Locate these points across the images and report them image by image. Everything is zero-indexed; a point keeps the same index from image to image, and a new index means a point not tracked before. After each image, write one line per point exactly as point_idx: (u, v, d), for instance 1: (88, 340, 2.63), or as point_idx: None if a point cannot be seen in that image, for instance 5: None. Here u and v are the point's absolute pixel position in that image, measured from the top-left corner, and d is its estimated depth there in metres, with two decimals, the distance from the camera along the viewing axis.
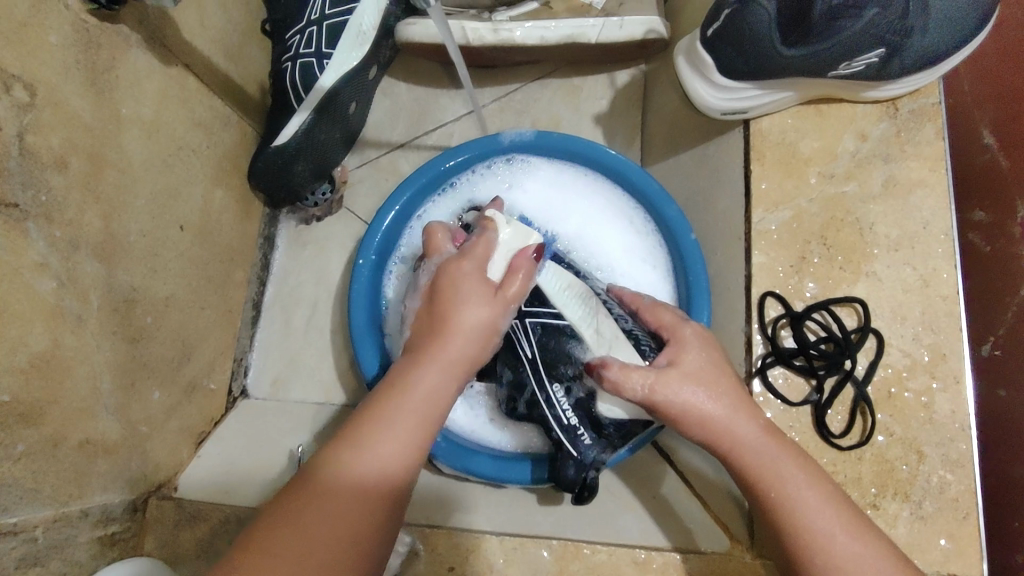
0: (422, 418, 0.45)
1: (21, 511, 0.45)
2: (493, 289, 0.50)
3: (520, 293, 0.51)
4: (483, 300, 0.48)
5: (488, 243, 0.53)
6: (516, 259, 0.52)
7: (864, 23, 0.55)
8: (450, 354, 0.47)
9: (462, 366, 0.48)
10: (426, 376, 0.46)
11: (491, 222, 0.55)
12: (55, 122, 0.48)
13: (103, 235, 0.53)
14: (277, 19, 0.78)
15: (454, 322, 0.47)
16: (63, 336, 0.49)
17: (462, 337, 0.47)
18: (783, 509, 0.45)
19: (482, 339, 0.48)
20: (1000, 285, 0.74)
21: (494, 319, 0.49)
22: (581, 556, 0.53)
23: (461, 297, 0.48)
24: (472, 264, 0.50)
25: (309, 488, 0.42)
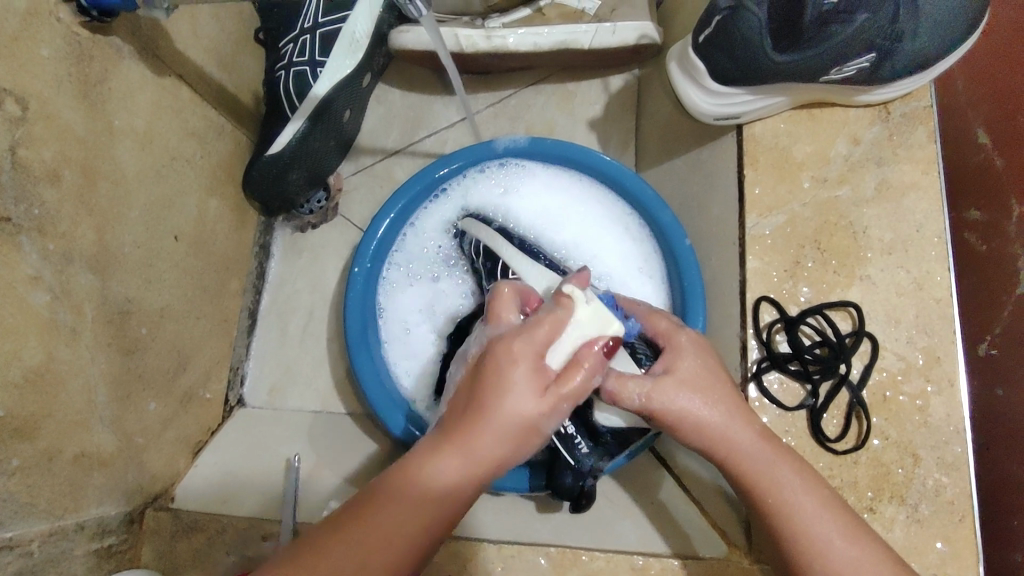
0: (433, 509, 0.41)
1: (16, 526, 0.45)
2: (545, 385, 0.41)
3: (578, 391, 0.42)
4: (527, 395, 0.41)
5: (557, 326, 0.43)
6: (582, 354, 0.42)
7: (854, 29, 0.55)
8: (481, 450, 0.41)
9: (492, 461, 0.41)
10: (452, 462, 0.41)
11: (566, 300, 0.44)
12: (47, 135, 0.48)
13: (97, 247, 0.53)
14: (270, 28, 0.78)
15: (495, 416, 0.40)
16: (57, 349, 0.49)
17: (494, 432, 0.41)
18: (781, 515, 0.45)
19: (516, 441, 0.41)
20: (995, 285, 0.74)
21: (540, 417, 0.41)
22: (578, 563, 0.53)
23: (505, 387, 0.41)
24: (529, 350, 0.41)
25: (342, 535, 0.39)
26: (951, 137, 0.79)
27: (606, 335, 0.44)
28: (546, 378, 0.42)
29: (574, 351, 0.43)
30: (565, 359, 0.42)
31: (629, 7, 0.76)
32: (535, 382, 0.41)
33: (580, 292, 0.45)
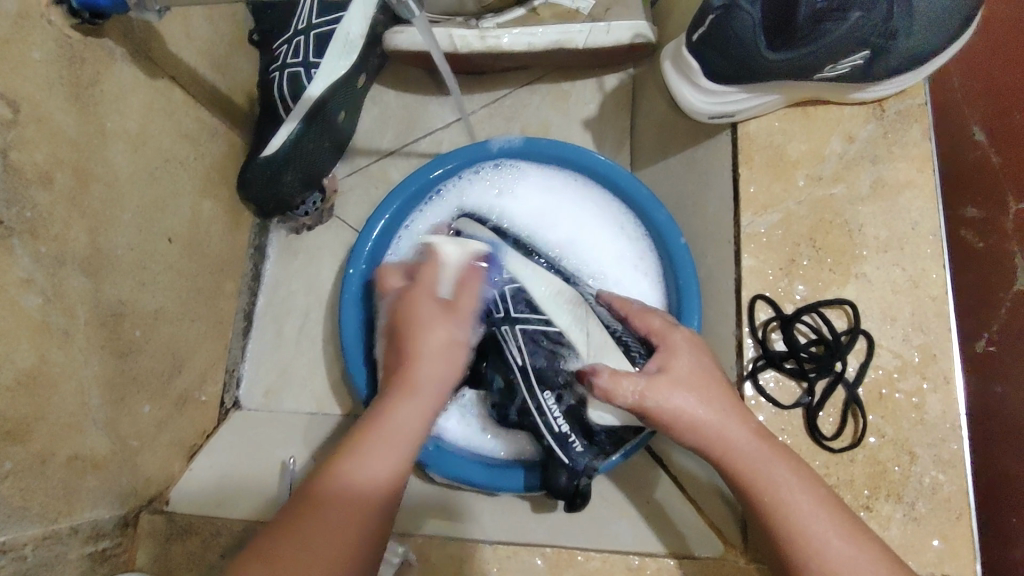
0: (403, 445, 0.45)
1: (9, 530, 0.45)
2: (447, 305, 0.51)
3: (472, 302, 0.54)
4: (446, 319, 0.50)
5: (433, 268, 0.55)
6: (465, 274, 0.56)
7: (849, 27, 0.55)
8: (420, 382, 0.47)
9: (435, 393, 0.47)
10: (398, 406, 0.46)
11: (435, 250, 0.57)
12: (39, 138, 0.47)
13: (90, 249, 0.53)
14: (264, 30, 0.78)
15: (419, 352, 0.48)
16: (50, 352, 0.48)
17: (428, 363, 0.48)
18: (778, 514, 0.44)
19: (450, 359, 0.49)
20: (993, 281, 0.74)
21: (455, 334, 0.50)
22: (573, 563, 0.53)
23: (419, 323, 0.49)
24: (422, 290, 0.52)
25: (305, 514, 0.42)
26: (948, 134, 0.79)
27: (468, 259, 0.58)
28: (447, 304, 0.52)
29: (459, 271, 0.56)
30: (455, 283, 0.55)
31: (623, 7, 0.76)
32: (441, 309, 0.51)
33: (439, 244, 0.59)
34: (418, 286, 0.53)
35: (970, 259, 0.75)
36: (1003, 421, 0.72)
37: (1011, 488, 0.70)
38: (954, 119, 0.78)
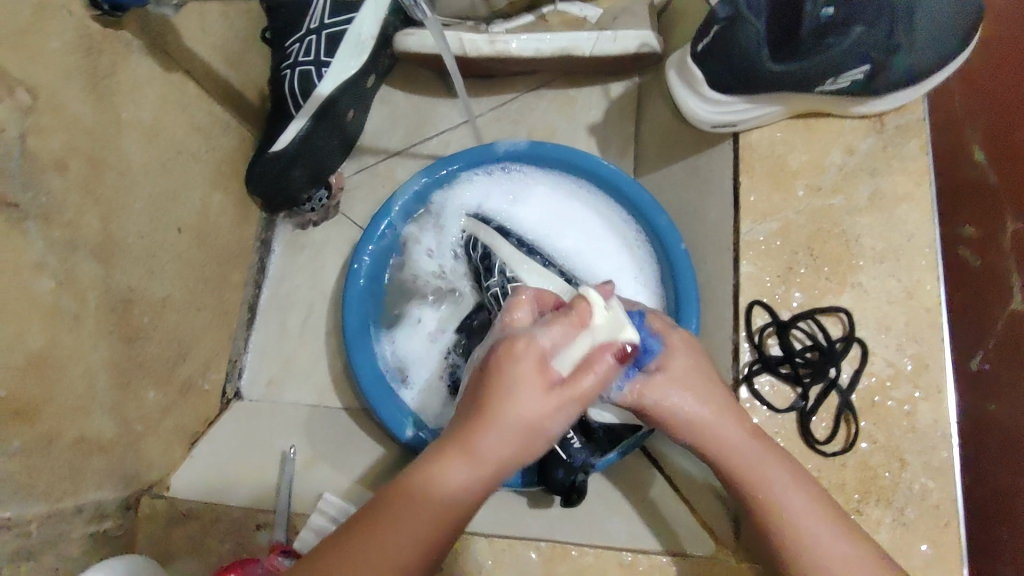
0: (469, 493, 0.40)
1: (14, 506, 0.46)
2: (554, 385, 0.40)
3: (587, 394, 0.40)
4: (541, 403, 0.39)
5: (571, 320, 0.41)
6: (596, 354, 0.41)
7: (850, 42, 0.56)
8: (485, 456, 0.39)
9: (500, 465, 0.40)
10: (457, 471, 0.40)
11: (580, 301, 0.42)
12: (54, 126, 0.48)
13: (102, 235, 0.53)
14: (276, 27, 0.77)
15: (504, 421, 0.39)
16: (59, 335, 0.49)
17: (500, 441, 0.39)
18: (769, 512, 0.45)
19: (525, 446, 0.40)
20: (991, 295, 0.73)
21: (544, 421, 0.39)
22: (567, 558, 0.56)
23: (511, 390, 0.39)
24: (532, 344, 0.40)
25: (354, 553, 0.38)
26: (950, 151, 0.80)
27: (619, 342, 0.41)
28: (552, 381, 0.40)
29: (593, 349, 0.41)
30: (580, 360, 0.41)
31: (630, 16, 0.78)
32: (539, 385, 0.39)
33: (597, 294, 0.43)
34: (534, 343, 0.40)
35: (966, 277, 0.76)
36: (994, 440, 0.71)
37: (1005, 502, 0.68)
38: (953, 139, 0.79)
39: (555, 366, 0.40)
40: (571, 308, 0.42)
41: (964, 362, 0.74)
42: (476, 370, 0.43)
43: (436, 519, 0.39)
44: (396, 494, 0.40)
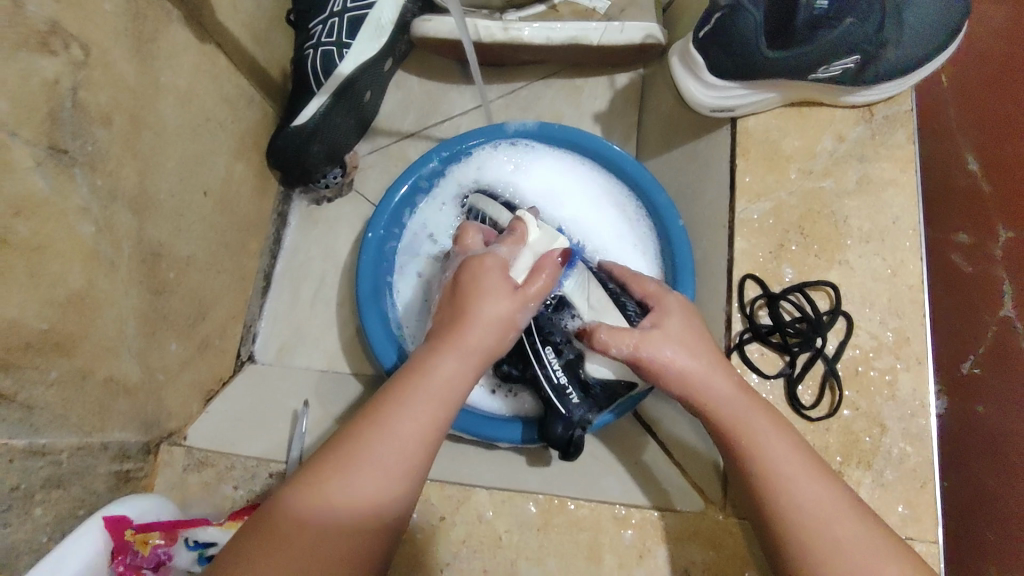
0: (440, 400, 0.47)
1: (51, 434, 0.49)
2: (515, 285, 0.51)
3: (542, 292, 0.53)
4: (510, 293, 0.51)
5: (516, 241, 0.57)
6: (541, 261, 0.54)
7: (841, 32, 0.60)
8: (469, 346, 0.49)
9: (483, 354, 0.50)
10: (441, 368, 0.48)
11: (521, 223, 0.59)
12: (103, 81, 0.52)
13: (137, 189, 0.57)
14: (301, 11, 0.82)
15: (479, 314, 0.49)
16: (97, 278, 0.53)
17: (481, 330, 0.49)
18: (754, 457, 0.48)
19: (500, 333, 0.50)
20: (980, 303, 0.78)
21: (514, 314, 0.51)
22: (564, 511, 0.59)
23: (485, 292, 0.50)
24: (494, 259, 0.53)
25: (368, 431, 0.45)
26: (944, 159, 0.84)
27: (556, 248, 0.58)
28: (514, 283, 0.52)
29: (535, 261, 0.56)
30: (527, 269, 0.55)
31: (637, 9, 0.82)
32: (505, 286, 0.51)
33: (531, 220, 0.61)
34: (492, 257, 0.53)
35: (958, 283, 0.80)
36: (979, 438, 0.75)
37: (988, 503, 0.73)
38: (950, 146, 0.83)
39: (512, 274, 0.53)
40: (513, 234, 0.58)
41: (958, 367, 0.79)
42: (448, 290, 0.54)
43: (437, 400, 0.47)
44: (390, 392, 0.47)
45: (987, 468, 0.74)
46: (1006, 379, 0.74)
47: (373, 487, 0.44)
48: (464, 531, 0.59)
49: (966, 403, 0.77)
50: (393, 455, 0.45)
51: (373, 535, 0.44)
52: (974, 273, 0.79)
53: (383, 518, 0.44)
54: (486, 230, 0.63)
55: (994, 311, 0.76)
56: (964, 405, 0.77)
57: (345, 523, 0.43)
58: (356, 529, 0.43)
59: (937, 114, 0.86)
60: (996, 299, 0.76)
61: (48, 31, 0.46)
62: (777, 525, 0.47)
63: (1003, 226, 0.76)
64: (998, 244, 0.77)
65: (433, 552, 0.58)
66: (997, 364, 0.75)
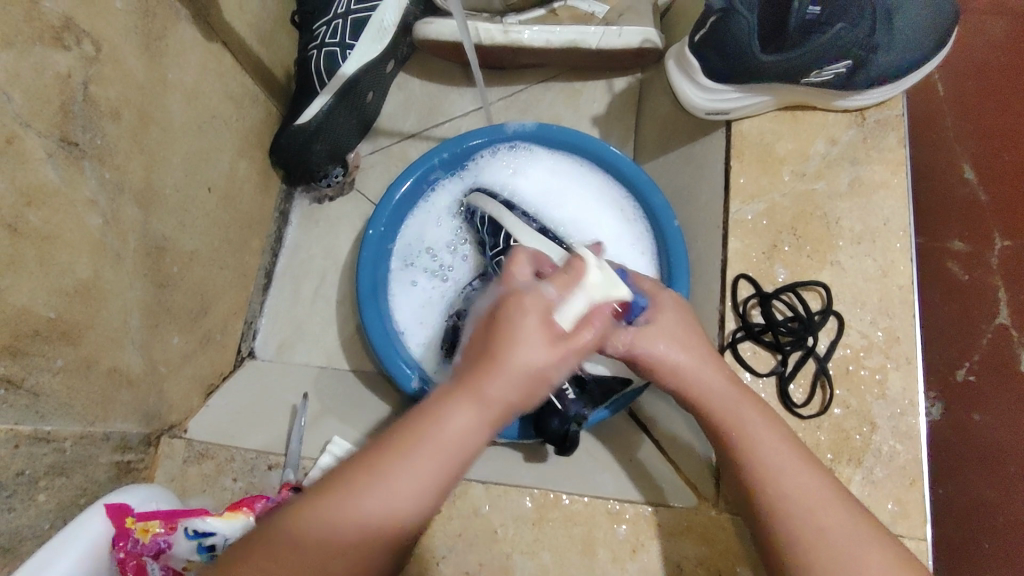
0: (449, 455, 0.42)
1: (55, 421, 0.50)
2: (556, 335, 0.43)
3: (584, 348, 0.45)
4: (546, 343, 0.43)
5: (567, 283, 0.46)
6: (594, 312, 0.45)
7: (832, 37, 0.62)
8: (487, 398, 0.42)
9: (506, 408, 0.43)
10: (453, 417, 0.42)
11: (579, 262, 0.47)
12: (114, 77, 0.53)
13: (143, 184, 0.58)
14: (305, 12, 0.83)
15: (506, 362, 0.42)
16: (103, 269, 0.54)
17: (503, 379, 0.42)
18: (744, 447, 0.49)
19: (526, 387, 0.43)
20: (977, 312, 0.80)
21: (547, 369, 0.43)
22: (559, 505, 0.60)
23: (517, 338, 0.43)
24: (538, 298, 0.44)
25: (382, 456, 0.42)
26: (943, 169, 0.86)
27: (612, 299, 0.47)
28: (556, 335, 0.44)
29: (588, 309, 0.45)
30: (578, 315, 0.45)
31: (635, 14, 0.83)
32: (545, 336, 0.43)
33: (593, 258, 0.49)
34: (535, 298, 0.44)
35: (955, 290, 0.83)
36: (974, 448, 0.79)
37: (982, 508, 0.77)
38: (947, 154, 0.86)
39: (557, 319, 0.44)
40: (568, 270, 0.47)
41: (952, 373, 0.80)
42: (482, 325, 0.47)
43: (451, 450, 0.42)
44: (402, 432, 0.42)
45: (981, 474, 0.78)
46: (1002, 391, 0.77)
47: (382, 511, 0.41)
48: (461, 524, 0.60)
49: (961, 410, 0.79)
50: (406, 482, 0.41)
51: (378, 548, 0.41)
52: (974, 283, 0.81)
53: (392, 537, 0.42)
54: (540, 257, 0.54)
55: (993, 321, 0.79)
56: (958, 411, 0.80)
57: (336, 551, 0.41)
58: (361, 543, 0.41)
59: (929, 124, 0.88)
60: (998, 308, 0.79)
61: (61, 27, 0.48)
62: (765, 514, 0.48)
63: (1000, 235, 0.80)
64: (997, 255, 0.80)
65: (429, 543, 0.59)
66: (992, 372, 0.79)
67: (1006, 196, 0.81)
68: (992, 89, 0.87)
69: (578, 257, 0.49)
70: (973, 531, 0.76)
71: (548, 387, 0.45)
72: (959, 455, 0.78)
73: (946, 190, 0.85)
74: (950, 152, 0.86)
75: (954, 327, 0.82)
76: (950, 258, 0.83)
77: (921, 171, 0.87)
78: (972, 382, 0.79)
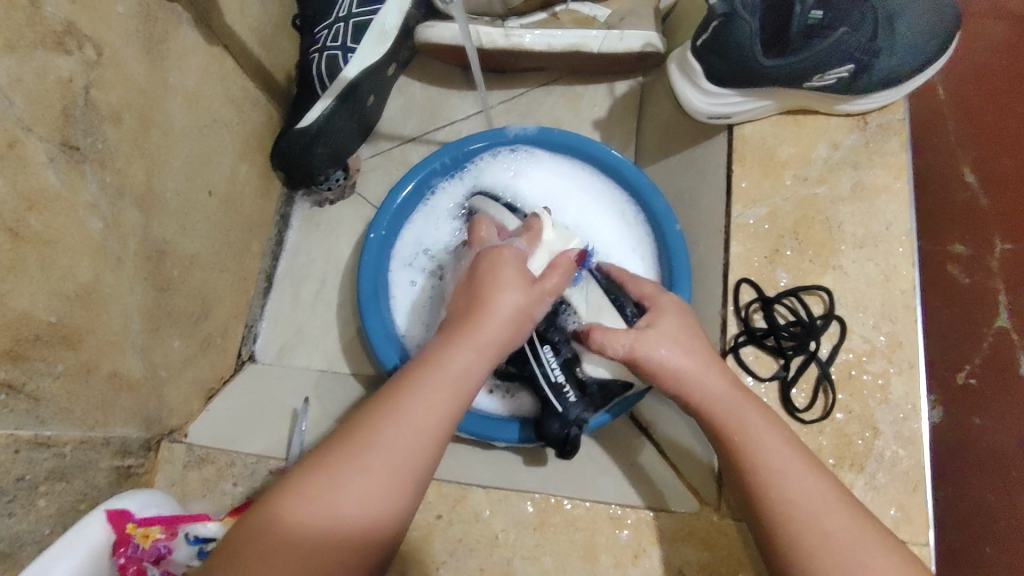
0: (450, 394, 0.46)
1: (55, 426, 0.50)
2: (530, 280, 0.52)
3: (555, 290, 0.54)
4: (526, 283, 0.51)
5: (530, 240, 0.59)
6: (558, 259, 0.56)
7: (834, 41, 0.62)
8: (482, 335, 0.48)
9: (496, 346, 0.49)
10: (454, 355, 0.47)
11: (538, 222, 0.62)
12: (115, 80, 0.53)
13: (144, 188, 0.58)
14: (306, 15, 0.83)
15: (494, 302, 0.49)
16: (104, 273, 0.53)
17: (495, 318, 0.49)
18: (746, 451, 0.49)
19: (516, 322, 0.50)
20: (976, 316, 0.82)
21: (527, 307, 0.50)
22: (560, 510, 0.60)
23: (499, 284, 0.50)
24: (508, 252, 0.54)
25: (389, 405, 0.45)
26: (945, 172, 0.86)
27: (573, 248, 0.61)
28: (529, 278, 0.52)
29: (550, 257, 0.59)
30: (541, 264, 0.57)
31: (636, 18, 0.83)
32: (521, 280, 0.51)
33: (548, 220, 0.63)
34: (506, 251, 0.54)
35: (956, 293, 0.83)
36: (977, 453, 0.79)
37: (984, 512, 0.77)
38: (948, 157, 0.86)
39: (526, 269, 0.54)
40: (529, 230, 0.61)
41: (954, 375, 0.81)
42: (464, 282, 0.54)
43: (452, 389, 0.46)
44: (405, 380, 0.46)
45: (982, 477, 0.78)
46: (1002, 392, 0.79)
47: (390, 464, 0.43)
48: (462, 529, 0.60)
49: (962, 414, 0.80)
50: (405, 437, 0.44)
51: (370, 533, 0.42)
52: (974, 287, 0.82)
53: (383, 521, 0.43)
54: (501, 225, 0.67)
55: (993, 323, 0.81)
56: (959, 414, 0.80)
57: (345, 520, 0.41)
58: (370, 502, 0.42)
59: (935, 126, 0.87)
60: (994, 312, 0.81)
61: (63, 31, 0.48)
62: (770, 518, 0.47)
63: (1001, 238, 0.83)
64: (996, 258, 0.82)
65: (430, 548, 0.59)
66: (993, 374, 0.80)
67: (1007, 201, 0.84)
68: (994, 92, 0.88)
69: (535, 220, 0.64)
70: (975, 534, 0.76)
71: (529, 325, 0.52)
72: (961, 457, 0.79)
73: (949, 194, 0.85)
74: (952, 156, 0.86)
75: (957, 330, 0.82)
76: (952, 261, 0.83)
77: (925, 172, 0.86)
78: (973, 384, 0.80)
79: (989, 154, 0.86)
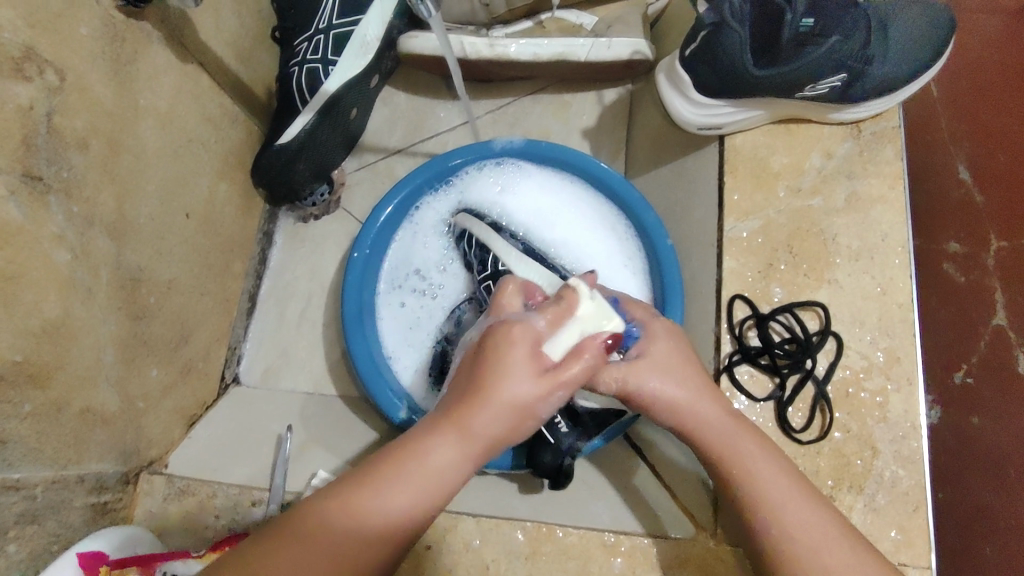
0: (435, 484, 0.42)
1: (24, 468, 0.48)
2: (544, 370, 0.42)
3: (573, 382, 0.42)
4: (531, 374, 0.41)
5: (559, 315, 0.44)
6: (585, 343, 0.43)
7: (826, 50, 0.60)
8: (472, 422, 0.42)
9: (490, 440, 0.42)
10: (441, 442, 0.42)
11: (573, 294, 0.45)
12: (80, 106, 0.51)
13: (116, 215, 0.56)
14: (285, 28, 0.82)
15: (493, 393, 0.41)
16: (73, 305, 0.51)
17: (487, 407, 0.41)
18: (741, 482, 0.48)
19: (510, 416, 0.42)
20: (973, 316, 0.80)
21: (534, 404, 0.42)
22: (553, 538, 0.58)
23: (503, 372, 0.42)
24: (527, 330, 0.43)
25: (378, 476, 0.42)
26: (938, 171, 0.84)
27: (606, 331, 0.44)
28: (545, 365, 0.42)
29: (580, 340, 0.43)
30: (567, 349, 0.43)
31: (623, 25, 0.81)
32: (535, 370, 0.42)
33: (586, 286, 0.46)
34: (522, 332, 0.43)
35: (952, 293, 0.81)
36: (977, 456, 0.77)
37: (984, 517, 0.75)
38: (944, 156, 0.84)
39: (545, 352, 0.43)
40: (559, 303, 0.45)
41: (950, 377, 0.79)
42: (472, 355, 0.45)
43: (438, 477, 0.42)
44: (395, 456, 0.43)
45: (983, 482, 0.76)
46: (1002, 393, 0.78)
47: (382, 531, 0.41)
48: (452, 560, 0.58)
49: (960, 415, 0.78)
50: (397, 513, 0.41)
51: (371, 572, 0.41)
52: (970, 286, 0.81)
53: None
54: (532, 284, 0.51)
55: (991, 323, 0.80)
56: (957, 417, 0.78)
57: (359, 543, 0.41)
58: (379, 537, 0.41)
59: (928, 124, 0.86)
60: (993, 312, 0.80)
61: (22, 58, 0.46)
62: (767, 553, 0.46)
63: (996, 236, 0.81)
64: (993, 257, 0.81)
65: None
66: (989, 375, 0.79)
67: (1000, 197, 0.82)
68: (987, 90, 0.86)
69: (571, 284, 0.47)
70: (973, 539, 0.75)
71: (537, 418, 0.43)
72: (959, 461, 0.77)
73: (944, 193, 0.83)
74: (947, 154, 0.85)
75: (953, 329, 0.80)
76: (948, 260, 0.82)
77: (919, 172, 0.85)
78: (971, 384, 0.78)
79: (982, 151, 0.84)
